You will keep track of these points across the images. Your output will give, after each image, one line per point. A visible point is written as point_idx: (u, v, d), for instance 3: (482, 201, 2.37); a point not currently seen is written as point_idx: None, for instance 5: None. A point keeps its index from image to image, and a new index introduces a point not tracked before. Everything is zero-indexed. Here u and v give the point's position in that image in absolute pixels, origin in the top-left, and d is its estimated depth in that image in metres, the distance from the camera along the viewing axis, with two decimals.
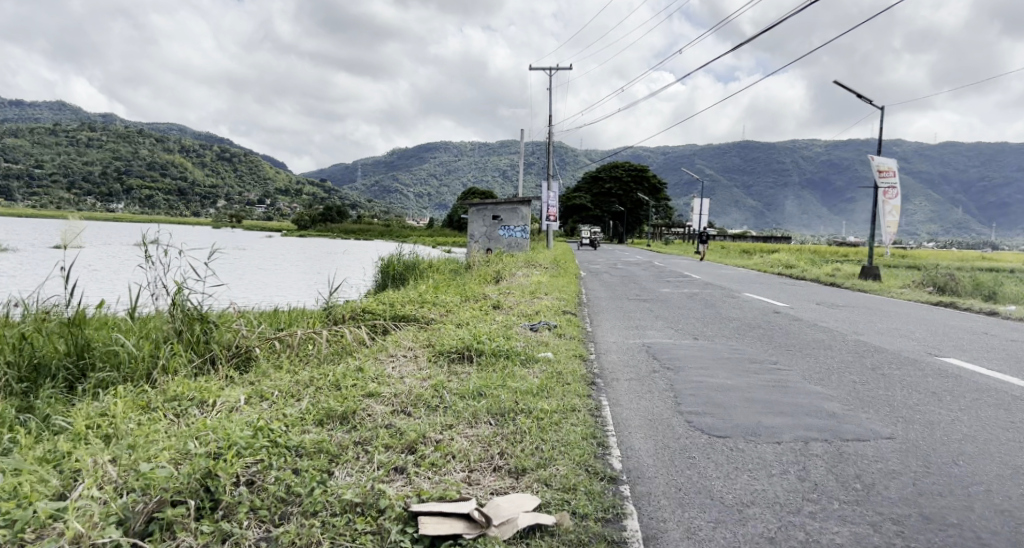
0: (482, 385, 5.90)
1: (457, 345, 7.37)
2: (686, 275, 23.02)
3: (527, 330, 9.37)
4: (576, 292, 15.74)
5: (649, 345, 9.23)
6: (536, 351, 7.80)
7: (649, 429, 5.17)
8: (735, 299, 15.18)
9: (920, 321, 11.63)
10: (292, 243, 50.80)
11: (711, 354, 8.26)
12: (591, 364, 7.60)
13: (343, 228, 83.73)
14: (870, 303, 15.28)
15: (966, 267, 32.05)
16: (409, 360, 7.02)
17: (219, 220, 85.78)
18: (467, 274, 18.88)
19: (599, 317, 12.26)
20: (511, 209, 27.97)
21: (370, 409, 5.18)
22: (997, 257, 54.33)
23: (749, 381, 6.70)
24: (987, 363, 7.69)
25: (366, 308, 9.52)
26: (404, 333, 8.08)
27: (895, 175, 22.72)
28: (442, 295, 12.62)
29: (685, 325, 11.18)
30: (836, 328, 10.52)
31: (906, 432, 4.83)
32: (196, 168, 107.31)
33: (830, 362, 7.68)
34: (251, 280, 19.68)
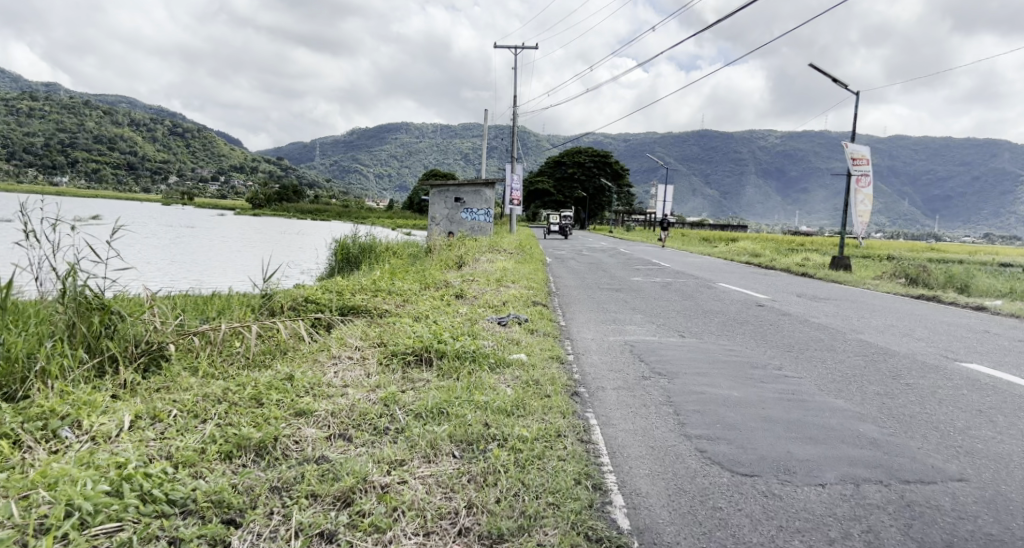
0: (445, 399, 4.74)
1: (413, 345, 6.19)
2: (656, 263, 22.04)
3: (494, 325, 8.24)
4: (544, 280, 14.66)
5: (634, 344, 8.14)
6: (506, 352, 6.66)
7: (656, 463, 4.09)
8: (712, 290, 14.25)
9: (914, 318, 10.80)
10: (245, 222, 48.75)
11: (704, 356, 7.21)
12: (569, 369, 6.50)
13: (298, 208, 81.23)
14: (850, 295, 14.50)
15: (932, 259, 31.71)
16: (355, 364, 5.82)
17: (167, 196, 82.56)
18: (426, 259, 17.61)
19: (571, 309, 11.17)
20: (474, 191, 26.67)
21: (298, 434, 3.98)
22: (953, 249, 54.78)
23: (763, 393, 5.64)
24: (1015, 370, 6.78)
25: (309, 297, 8.27)
26: (353, 329, 6.83)
27: (869, 163, 22.03)
28: (398, 282, 11.37)
29: (666, 320, 10.18)
30: (833, 326, 9.54)
31: (977, 471, 3.85)
32: (144, 142, 103.23)
33: (842, 368, 6.69)
34: (186, 263, 18.16)
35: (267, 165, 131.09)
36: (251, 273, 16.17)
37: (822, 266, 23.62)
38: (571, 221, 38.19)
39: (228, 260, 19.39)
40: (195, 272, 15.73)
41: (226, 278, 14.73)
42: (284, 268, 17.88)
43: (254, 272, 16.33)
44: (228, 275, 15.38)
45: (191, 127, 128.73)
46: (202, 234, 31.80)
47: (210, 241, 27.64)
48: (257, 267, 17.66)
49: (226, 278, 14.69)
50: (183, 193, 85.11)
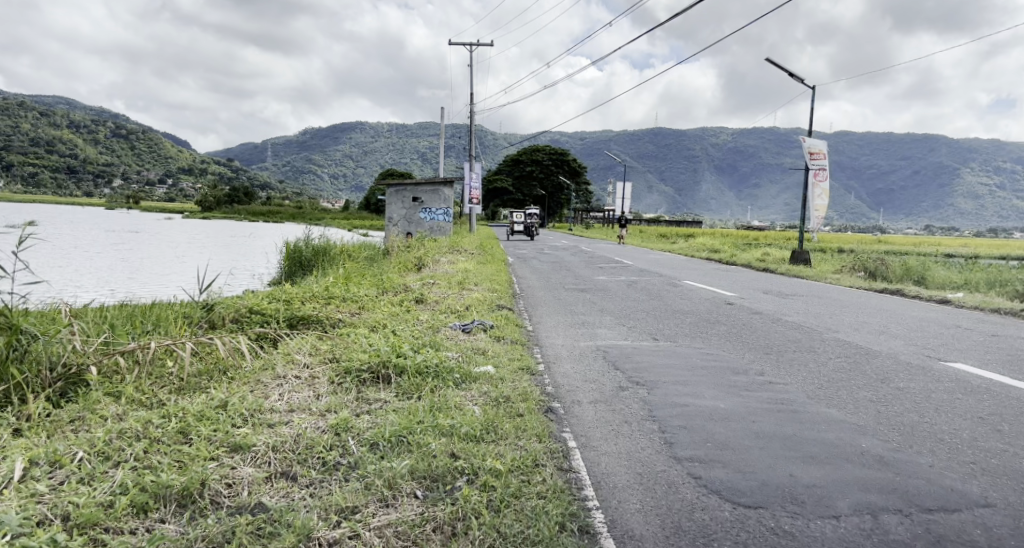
0: (406, 423, 4.18)
1: (370, 361, 5.60)
2: (618, 261, 21.72)
3: (457, 332, 7.71)
4: (507, 281, 14.13)
5: (607, 349, 7.68)
6: (472, 364, 6.11)
7: (646, 496, 3.61)
8: (679, 289, 13.92)
9: (884, 314, 10.56)
10: (195, 226, 47.17)
11: (682, 362, 6.78)
12: (540, 381, 5.99)
13: (250, 210, 79.31)
14: (816, 290, 14.31)
15: (887, 252, 31.99)
16: (304, 385, 5.20)
17: (111, 201, 79.85)
18: (383, 262, 16.98)
19: (538, 312, 10.67)
20: (432, 190, 25.99)
21: (231, 474, 3.38)
22: (899, 241, 55.94)
23: (751, 404, 5.22)
24: (1003, 368, 6.47)
25: (254, 308, 7.60)
26: (302, 342, 6.21)
27: (825, 157, 22.01)
28: (354, 288, 10.75)
29: (636, 322, 9.76)
30: (808, 325, 9.22)
31: (1002, 494, 3.49)
32: (86, 145, 99.72)
33: (827, 372, 6.30)
34: (127, 274, 17.19)
35: (217, 167, 127.82)
36: (193, 282, 15.31)
37: (782, 261, 23.58)
38: (532, 219, 36.94)
39: (170, 270, 18.44)
40: (128, 284, 14.79)
41: (163, 290, 13.86)
42: (230, 276, 17.10)
43: (195, 281, 15.46)
44: (165, 286, 14.57)
45: (136, 128, 124.88)
46: (148, 240, 30.47)
47: (154, 248, 26.47)
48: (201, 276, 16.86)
49: (165, 290, 13.85)
50: (129, 196, 82.49)
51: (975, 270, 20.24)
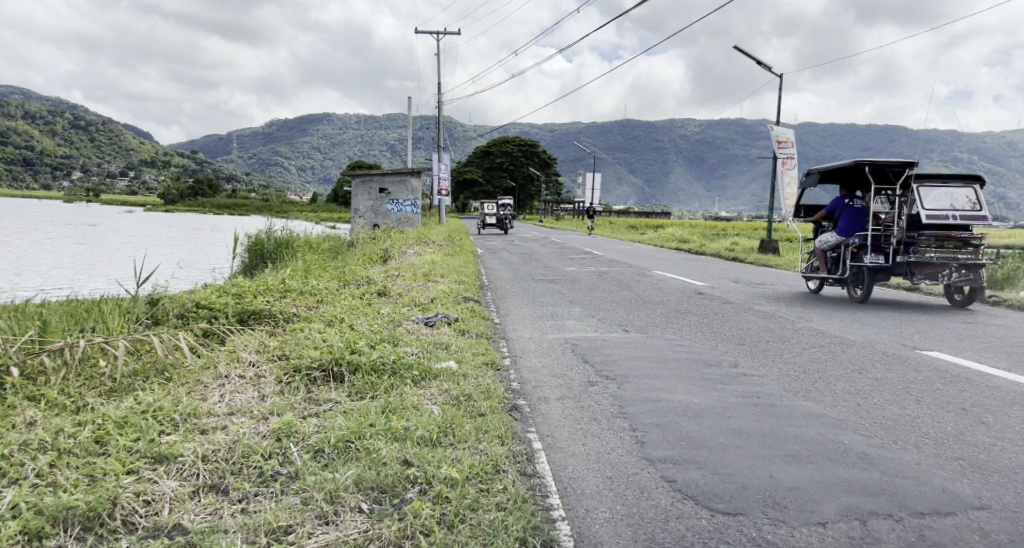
0: (354, 425, 3.82)
1: (321, 358, 5.22)
2: (588, 252, 21.41)
3: (419, 326, 7.36)
4: (475, 273, 13.79)
5: (576, 342, 7.39)
6: (433, 360, 5.77)
7: (615, 504, 3.30)
8: (649, 279, 13.72)
9: (855, 301, 10.42)
10: (156, 219, 46.00)
11: (654, 355, 6.50)
12: (504, 377, 5.67)
13: (214, 202, 77.72)
14: (785, 279, 14.20)
15: None
16: (247, 385, 4.81)
17: (70, 194, 77.69)
18: (347, 254, 16.50)
19: (505, 304, 10.36)
20: (399, 181, 25.47)
21: (150, 490, 2.99)
22: None
23: (726, 399, 4.94)
24: (979, 356, 6.28)
25: (202, 304, 7.19)
26: (249, 337, 5.82)
27: (793, 146, 21.99)
28: (314, 281, 10.34)
29: (606, 313, 9.49)
30: (779, 314, 9.00)
31: (996, 495, 3.26)
32: (42, 137, 96.86)
33: (802, 363, 6.06)
34: (79, 269, 16.50)
35: (179, 158, 125.12)
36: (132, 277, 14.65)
37: (751, 250, 23.56)
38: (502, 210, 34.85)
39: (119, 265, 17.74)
40: (72, 282, 14.14)
41: (105, 290, 13.26)
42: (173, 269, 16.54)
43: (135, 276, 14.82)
44: (106, 284, 13.92)
45: (94, 120, 121.69)
46: (105, 234, 29.49)
47: (110, 241, 25.57)
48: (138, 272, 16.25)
49: (107, 288, 13.28)
50: (88, 190, 80.34)
51: None
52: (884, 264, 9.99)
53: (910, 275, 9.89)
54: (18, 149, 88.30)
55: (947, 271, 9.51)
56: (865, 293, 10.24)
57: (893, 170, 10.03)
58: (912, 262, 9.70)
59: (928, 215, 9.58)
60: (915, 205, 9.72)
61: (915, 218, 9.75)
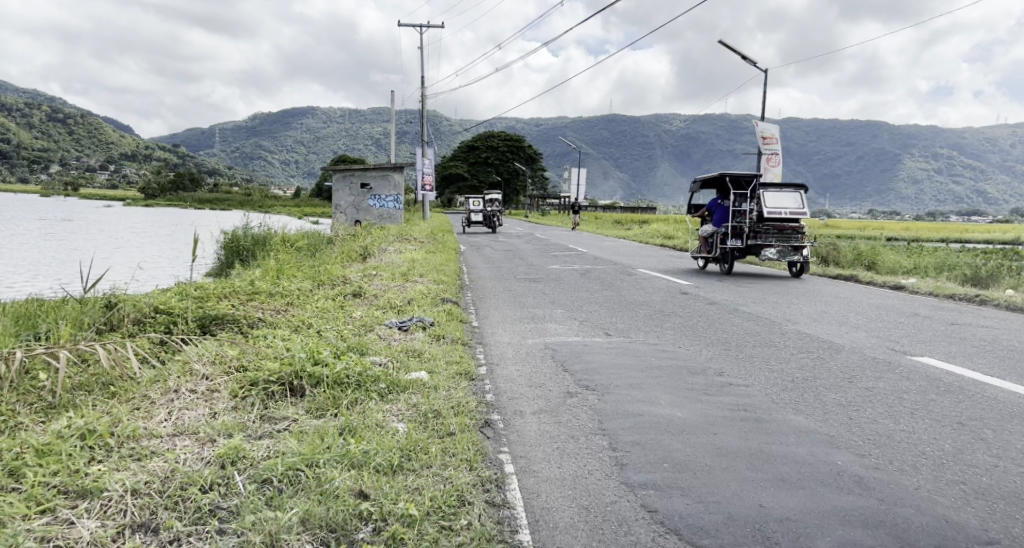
0: (307, 451, 3.54)
1: (280, 370, 4.93)
2: (572, 249, 21.10)
3: (392, 331, 7.05)
4: (455, 272, 13.46)
5: (556, 347, 7.10)
6: (402, 370, 5.47)
7: (589, 539, 3.03)
8: (633, 277, 13.44)
9: (840, 301, 10.17)
10: (138, 213, 45.33)
11: (636, 362, 6.19)
12: (476, 387, 5.38)
13: (196, 197, 76.81)
14: (770, 277, 13.93)
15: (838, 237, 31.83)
16: (197, 403, 4.53)
17: (48, 189, 76.59)
18: (326, 251, 16.11)
19: (484, 305, 10.05)
20: (381, 176, 25.05)
21: (69, 535, 2.71)
22: (847, 225, 56.49)
23: (712, 414, 4.64)
24: (971, 361, 6.00)
25: (162, 309, 6.92)
26: (205, 346, 5.52)
27: (777, 142, 21.74)
28: (286, 281, 10.01)
29: (588, 315, 9.20)
30: (765, 316, 8.73)
31: (1004, 525, 3.01)
32: (20, 130, 95.36)
33: (789, 371, 5.75)
34: (48, 268, 15.99)
35: (161, 152, 123.68)
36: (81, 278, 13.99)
37: None
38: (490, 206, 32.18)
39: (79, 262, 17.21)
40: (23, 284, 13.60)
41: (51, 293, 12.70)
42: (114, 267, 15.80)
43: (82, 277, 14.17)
44: (58, 285, 13.34)
45: (74, 113, 119.94)
46: (82, 230, 28.86)
47: (85, 238, 24.99)
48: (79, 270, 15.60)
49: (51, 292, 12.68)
50: (67, 184, 79.21)
51: (924, 254, 20.16)
52: (740, 246, 13.75)
53: (759, 255, 13.71)
54: None
55: (782, 250, 13.39)
56: (729, 267, 13.93)
57: (747, 179, 13.97)
58: (760, 244, 13.52)
59: (769, 212, 13.51)
60: (762, 204, 13.63)
61: (761, 213, 13.59)
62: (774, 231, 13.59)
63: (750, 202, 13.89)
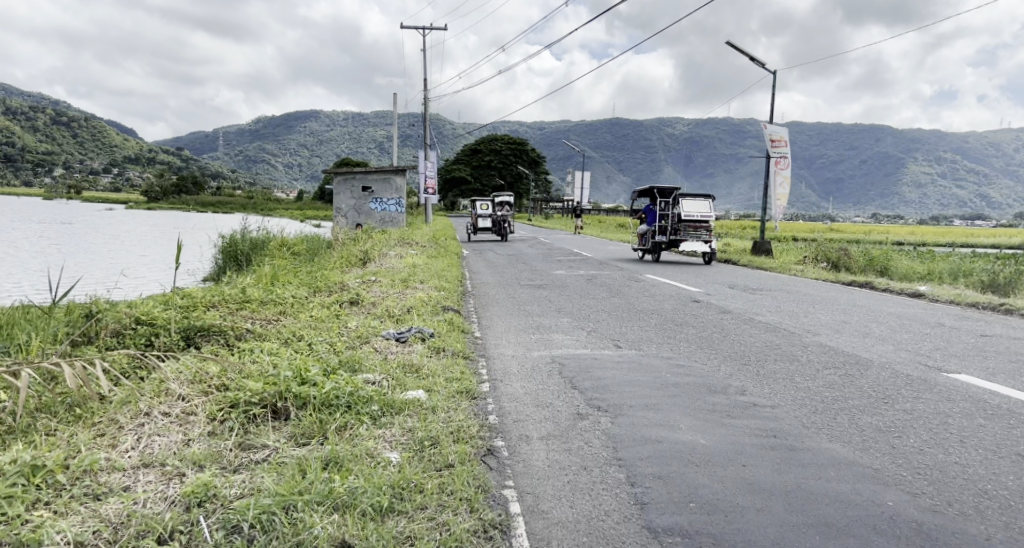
0: (283, 491, 3.14)
1: (262, 389, 4.51)
2: (577, 254, 20.70)
3: (389, 343, 6.63)
4: (457, 277, 13.03)
5: (564, 361, 6.65)
6: (398, 389, 5.04)
7: None
8: (640, 284, 12.99)
9: (859, 310, 9.67)
10: (141, 216, 45.12)
11: (650, 379, 5.74)
12: (478, 409, 4.94)
13: (199, 200, 76.56)
14: (783, 285, 13.42)
15: (849, 242, 31.21)
16: (170, 428, 4.13)
17: (52, 192, 76.53)
18: (325, 256, 15.69)
19: (486, 314, 9.61)
20: (383, 179, 24.65)
21: None
22: (855, 229, 55.64)
23: (739, 441, 4.18)
24: (1015, 380, 5.49)
25: (145, 319, 6.53)
26: (183, 361, 5.11)
27: (787, 144, 21.23)
28: (281, 288, 9.60)
29: (596, 324, 8.75)
30: (783, 327, 8.25)
31: None
32: (24, 134, 95.44)
33: (817, 389, 5.27)
34: (40, 273, 15.60)
35: (164, 155, 123.69)
36: (51, 285, 13.53)
37: (742, 252, 22.78)
38: (499, 209, 28.26)
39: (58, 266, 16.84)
40: (9, 290, 13.26)
41: (35, 299, 12.34)
42: (88, 274, 15.39)
43: (52, 284, 13.74)
44: (40, 292, 12.98)
45: (78, 116, 119.90)
46: (82, 234, 28.51)
47: (84, 242, 24.63)
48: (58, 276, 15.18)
49: (34, 298, 12.31)
50: (71, 187, 79.11)
51: (938, 260, 19.56)
52: (665, 240, 17.88)
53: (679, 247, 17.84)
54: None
55: (697, 242, 17.51)
56: (657, 256, 18.11)
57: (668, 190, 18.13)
58: (679, 239, 17.63)
59: (687, 215, 17.58)
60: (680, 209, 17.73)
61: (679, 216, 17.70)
62: (689, 228, 17.68)
63: (672, 207, 18.03)
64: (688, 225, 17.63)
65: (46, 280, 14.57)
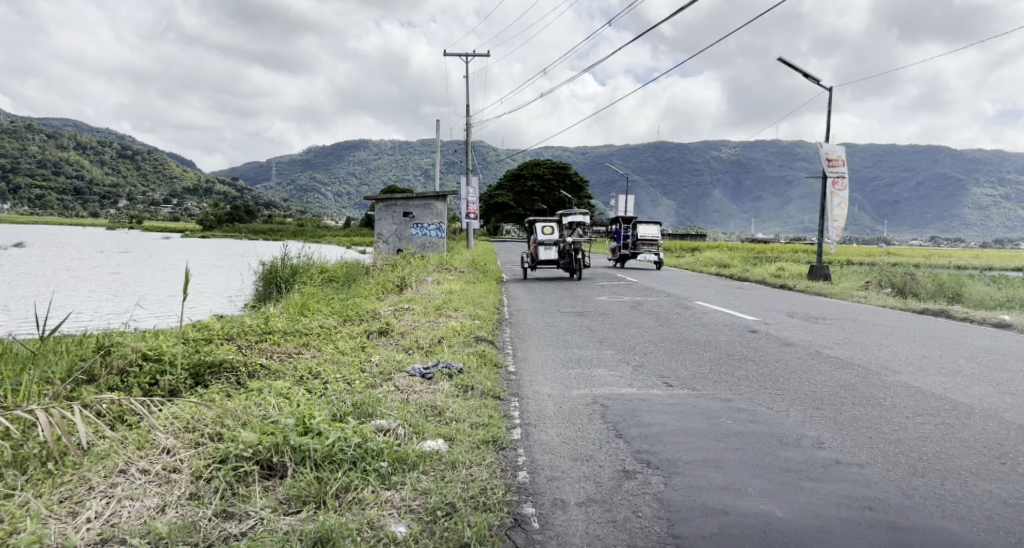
0: None
1: (256, 441, 3.92)
2: (621, 279, 19.93)
3: (413, 380, 5.99)
4: (496, 305, 12.38)
5: (607, 402, 5.89)
6: (414, 441, 4.38)
7: None
8: (690, 312, 12.17)
9: (940, 343, 8.65)
10: (194, 244, 46.18)
11: (706, 428, 4.95)
12: (505, 463, 4.25)
13: (251, 227, 78.30)
14: (848, 313, 12.37)
15: (914, 267, 29.46)
16: (147, 489, 3.57)
17: (115, 222, 79.47)
18: (362, 283, 15.24)
19: (524, 345, 8.92)
20: (424, 204, 24.35)
21: None
22: (918, 253, 52.90)
23: (824, 514, 3.40)
24: None
25: (153, 354, 6.06)
26: (176, 407, 4.58)
27: (844, 164, 20.09)
28: (307, 318, 9.11)
29: (643, 358, 7.96)
30: (856, 363, 7.32)
31: None
32: (91, 167, 99.87)
33: (913, 444, 4.40)
34: (80, 302, 15.53)
35: (221, 184, 127.59)
36: (60, 319, 13.14)
37: (798, 277, 21.62)
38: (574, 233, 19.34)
39: (87, 296, 16.63)
40: (24, 323, 12.98)
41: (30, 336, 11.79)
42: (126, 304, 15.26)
43: (35, 320, 12.94)
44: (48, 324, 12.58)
45: (140, 149, 124.88)
46: (133, 261, 28.99)
47: (132, 270, 24.90)
48: (97, 304, 15.13)
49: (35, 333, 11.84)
50: (132, 216, 81.97)
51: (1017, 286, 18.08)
52: (628, 254, 25.20)
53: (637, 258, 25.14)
54: (68, 177, 91.51)
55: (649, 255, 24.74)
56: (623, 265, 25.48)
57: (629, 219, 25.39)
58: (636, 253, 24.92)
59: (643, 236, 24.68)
60: (636, 231, 25.02)
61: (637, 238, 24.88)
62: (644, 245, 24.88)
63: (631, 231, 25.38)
64: (645, 242, 24.79)
65: (60, 312, 14.22)
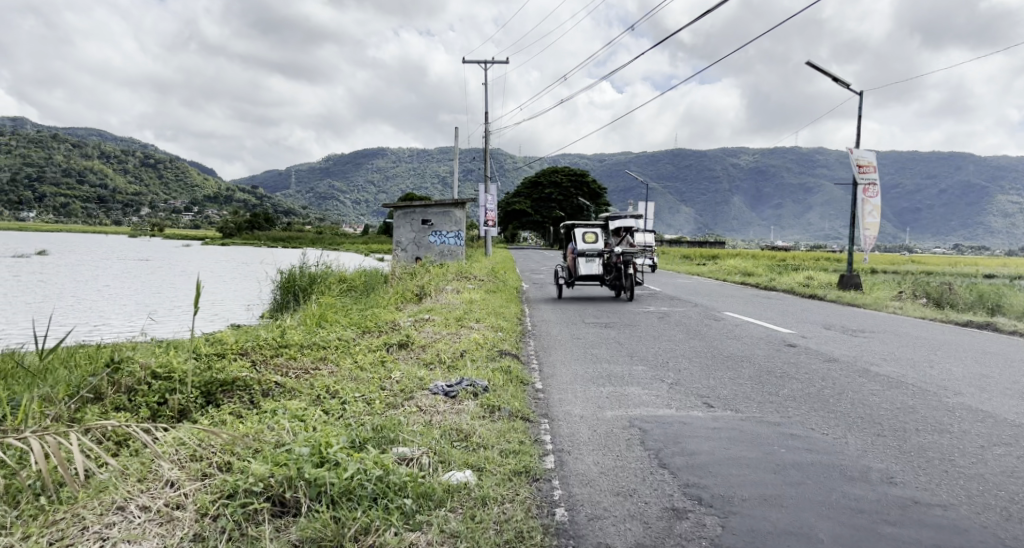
0: None
1: (267, 472, 3.54)
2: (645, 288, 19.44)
3: (436, 400, 5.59)
4: (518, 316, 11.94)
5: (645, 425, 5.45)
6: (439, 472, 3.99)
7: None
8: (720, 323, 11.68)
9: (996, 360, 8.07)
10: (216, 251, 46.48)
11: (757, 457, 4.51)
12: (540, 498, 3.85)
13: (272, 234, 78.73)
14: (887, 325, 11.80)
15: (947, 276, 28.54)
16: (145, 531, 3.20)
17: (137, 230, 80.35)
18: (379, 292, 14.89)
19: (550, 359, 8.49)
20: (443, 212, 24.01)
21: None
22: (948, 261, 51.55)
23: None
24: None
25: (163, 370, 5.72)
26: (183, 433, 4.23)
27: (876, 170, 19.46)
28: (324, 330, 8.75)
29: (678, 375, 7.49)
30: (909, 382, 6.81)
31: None
32: (115, 175, 101.22)
33: (998, 482, 3.92)
34: (95, 310, 15.32)
35: (242, 192, 128.82)
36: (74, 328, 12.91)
37: (827, 286, 20.96)
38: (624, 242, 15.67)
39: (104, 304, 16.49)
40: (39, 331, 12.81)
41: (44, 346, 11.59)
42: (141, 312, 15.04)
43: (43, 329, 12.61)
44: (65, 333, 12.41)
45: (163, 158, 126.53)
46: (153, 269, 29.01)
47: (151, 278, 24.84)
48: (113, 313, 14.93)
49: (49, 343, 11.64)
50: (154, 224, 82.77)
51: None
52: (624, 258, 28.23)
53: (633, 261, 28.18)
54: (93, 186, 92.89)
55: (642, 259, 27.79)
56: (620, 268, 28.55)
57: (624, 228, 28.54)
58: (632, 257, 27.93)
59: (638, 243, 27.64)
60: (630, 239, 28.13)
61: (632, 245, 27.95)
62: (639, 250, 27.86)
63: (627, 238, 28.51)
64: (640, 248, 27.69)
65: (75, 319, 14.02)
